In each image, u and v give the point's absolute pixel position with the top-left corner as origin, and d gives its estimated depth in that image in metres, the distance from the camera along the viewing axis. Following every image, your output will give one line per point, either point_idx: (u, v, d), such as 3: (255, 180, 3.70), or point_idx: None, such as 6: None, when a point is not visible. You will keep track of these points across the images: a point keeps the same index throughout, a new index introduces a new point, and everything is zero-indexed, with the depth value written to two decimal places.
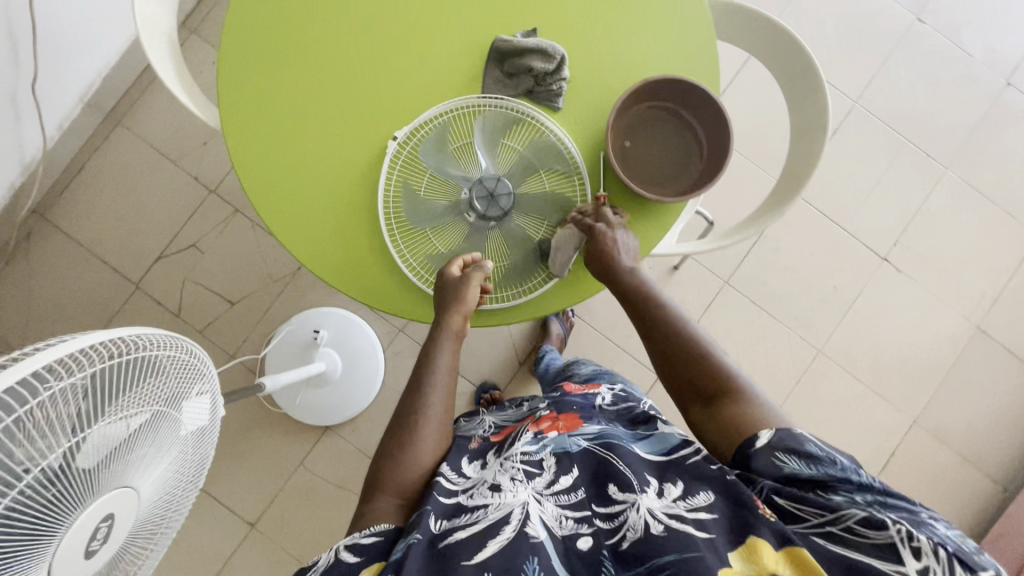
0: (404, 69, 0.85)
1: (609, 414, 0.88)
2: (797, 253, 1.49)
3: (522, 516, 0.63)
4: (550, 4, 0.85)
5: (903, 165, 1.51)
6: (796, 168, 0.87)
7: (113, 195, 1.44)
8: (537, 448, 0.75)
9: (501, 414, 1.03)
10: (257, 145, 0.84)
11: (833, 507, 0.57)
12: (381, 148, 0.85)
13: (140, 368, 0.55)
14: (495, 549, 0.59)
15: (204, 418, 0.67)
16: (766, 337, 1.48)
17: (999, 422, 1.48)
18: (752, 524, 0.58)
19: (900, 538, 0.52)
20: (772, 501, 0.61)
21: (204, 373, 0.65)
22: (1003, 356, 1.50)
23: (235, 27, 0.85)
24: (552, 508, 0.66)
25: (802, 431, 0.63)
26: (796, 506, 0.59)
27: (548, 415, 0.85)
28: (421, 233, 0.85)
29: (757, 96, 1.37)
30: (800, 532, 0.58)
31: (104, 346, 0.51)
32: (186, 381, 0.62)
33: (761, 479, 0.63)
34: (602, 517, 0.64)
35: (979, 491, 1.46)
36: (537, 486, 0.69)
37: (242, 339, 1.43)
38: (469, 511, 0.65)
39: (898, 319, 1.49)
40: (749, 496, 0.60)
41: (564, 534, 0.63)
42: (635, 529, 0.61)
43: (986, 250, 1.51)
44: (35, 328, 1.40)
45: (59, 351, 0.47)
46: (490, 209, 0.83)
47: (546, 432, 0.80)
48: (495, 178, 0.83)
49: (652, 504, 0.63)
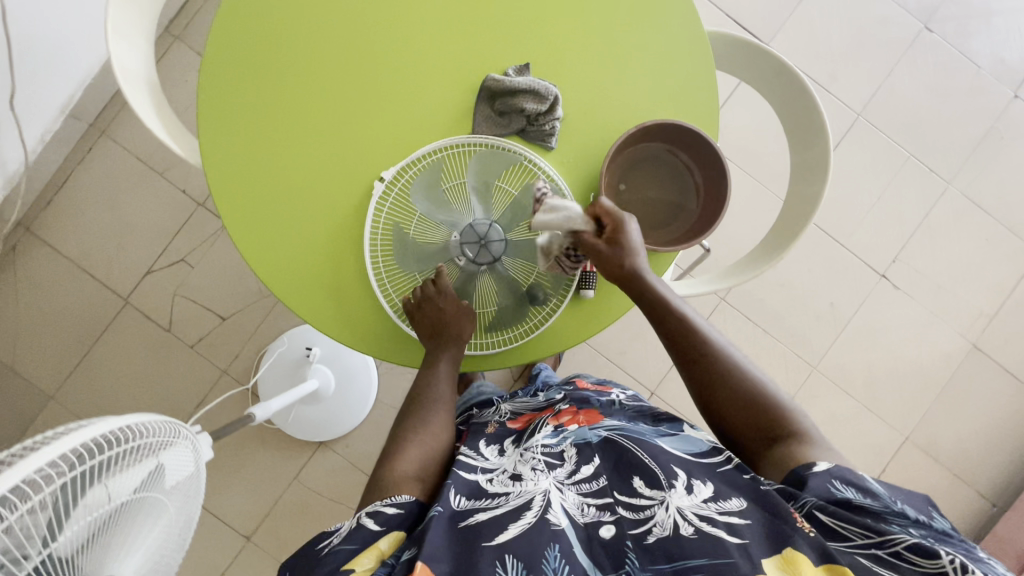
0: (391, 101, 0.80)
1: (628, 411, 0.90)
2: (795, 268, 1.45)
3: (543, 504, 0.65)
4: (544, 35, 0.81)
5: (906, 179, 1.46)
6: (796, 209, 0.84)
7: (100, 206, 1.41)
8: (557, 441, 0.79)
9: (519, 402, 1.04)
10: (240, 191, 0.79)
11: (881, 531, 0.54)
12: (368, 189, 0.80)
13: (134, 451, 0.54)
14: (517, 531, 0.61)
15: (189, 481, 0.65)
16: (763, 355, 1.44)
17: (993, 442, 1.46)
18: (789, 535, 0.56)
19: (954, 569, 0.49)
20: (812, 517, 0.58)
21: (187, 442, 0.64)
22: (1000, 376, 1.46)
23: (212, 53, 0.79)
24: (574, 496, 0.68)
25: (863, 474, 0.61)
26: (840, 525, 0.56)
27: (568, 410, 0.90)
28: (410, 276, 0.82)
29: (757, 113, 1.32)
30: (844, 552, 0.55)
31: (111, 434, 0.51)
32: (169, 451, 0.60)
33: (806, 496, 0.60)
34: (625, 506, 0.65)
35: (968, 508, 1.45)
36: (558, 476, 0.71)
37: (234, 354, 1.42)
38: (490, 497, 0.68)
39: (897, 337, 1.46)
40: (788, 509, 0.58)
41: (586, 521, 0.64)
42: (662, 526, 0.60)
43: (990, 268, 1.46)
44: (25, 344, 1.39)
45: (48, 454, 0.44)
46: (480, 254, 0.79)
47: (566, 425, 0.85)
48: (488, 222, 0.79)
49: (682, 503, 0.61)
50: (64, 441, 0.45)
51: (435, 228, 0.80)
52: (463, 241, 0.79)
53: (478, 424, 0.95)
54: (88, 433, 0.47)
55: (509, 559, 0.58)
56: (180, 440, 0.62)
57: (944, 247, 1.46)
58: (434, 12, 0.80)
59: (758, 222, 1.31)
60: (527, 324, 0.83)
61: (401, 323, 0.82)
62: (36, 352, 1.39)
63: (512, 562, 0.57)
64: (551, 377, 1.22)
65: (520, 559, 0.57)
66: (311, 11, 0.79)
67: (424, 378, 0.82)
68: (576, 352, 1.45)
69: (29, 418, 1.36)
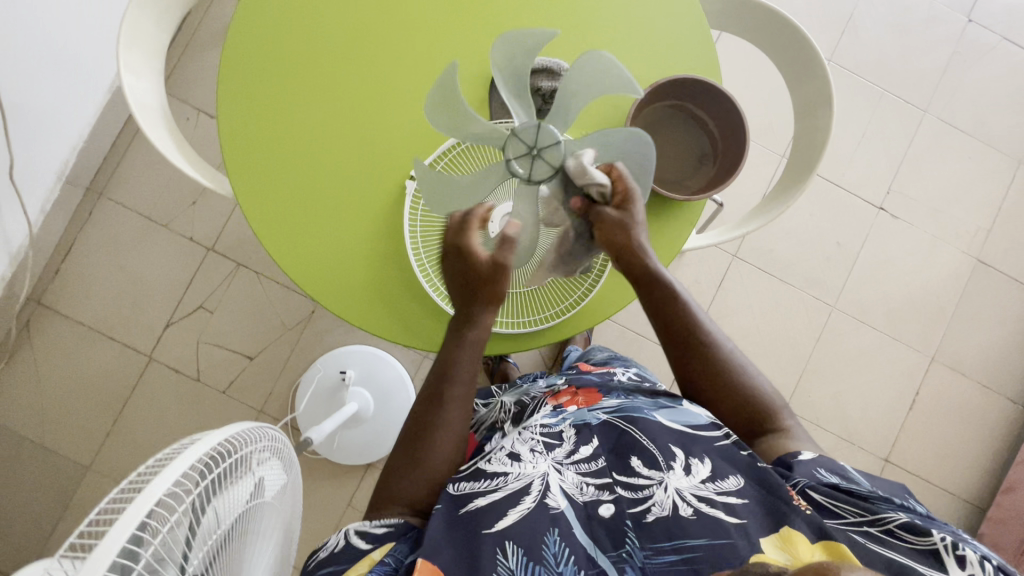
0: (406, 102, 0.82)
1: (630, 387, 0.88)
2: (798, 216, 1.49)
3: (543, 487, 0.68)
4: (543, 17, 0.83)
5: (886, 113, 1.52)
6: (804, 148, 0.88)
7: (108, 268, 1.40)
8: (556, 421, 0.78)
9: (519, 392, 1.01)
10: (268, 202, 0.80)
11: (873, 510, 0.61)
12: (399, 189, 0.82)
13: (228, 473, 0.53)
14: (518, 517, 0.64)
15: (280, 486, 0.65)
16: (782, 303, 1.48)
17: (1013, 348, 1.51)
18: (785, 515, 0.63)
19: (944, 546, 0.56)
20: (807, 496, 0.64)
21: (274, 450, 0.63)
22: (1006, 284, 1.52)
23: (223, 82, 0.80)
24: (573, 476, 0.71)
25: (845, 464, 0.68)
26: (832, 503, 0.63)
27: (567, 389, 0.89)
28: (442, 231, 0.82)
29: (737, 71, 1.37)
30: (839, 529, 0.61)
31: (200, 462, 0.49)
32: (266, 461, 0.61)
33: (799, 477, 0.67)
34: (623, 485, 0.70)
35: (1003, 416, 1.49)
36: (557, 456, 0.72)
37: (265, 391, 1.41)
38: (489, 478, 0.69)
39: (905, 264, 1.51)
40: (783, 489, 0.64)
41: (585, 500, 0.69)
42: (662, 506, 0.66)
43: (978, 184, 1.53)
44: (52, 418, 1.36)
45: (167, 478, 0.45)
46: (535, 167, 0.68)
47: (565, 406, 0.84)
48: (534, 127, 0.68)
49: (680, 484, 0.67)
50: (171, 469, 0.46)
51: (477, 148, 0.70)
52: (517, 159, 0.69)
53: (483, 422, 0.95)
54: (197, 452, 0.48)
55: (509, 545, 0.62)
56: (268, 451, 0.61)
57: (933, 172, 1.52)
58: (432, 11, 0.83)
59: (757, 176, 1.36)
60: (576, 292, 0.85)
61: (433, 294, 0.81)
62: (65, 424, 1.36)
63: (513, 548, 0.62)
64: (581, 353, 1.20)
65: (520, 545, 0.62)
66: (313, 27, 0.82)
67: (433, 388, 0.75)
68: (603, 330, 1.47)
69: (68, 490, 1.33)
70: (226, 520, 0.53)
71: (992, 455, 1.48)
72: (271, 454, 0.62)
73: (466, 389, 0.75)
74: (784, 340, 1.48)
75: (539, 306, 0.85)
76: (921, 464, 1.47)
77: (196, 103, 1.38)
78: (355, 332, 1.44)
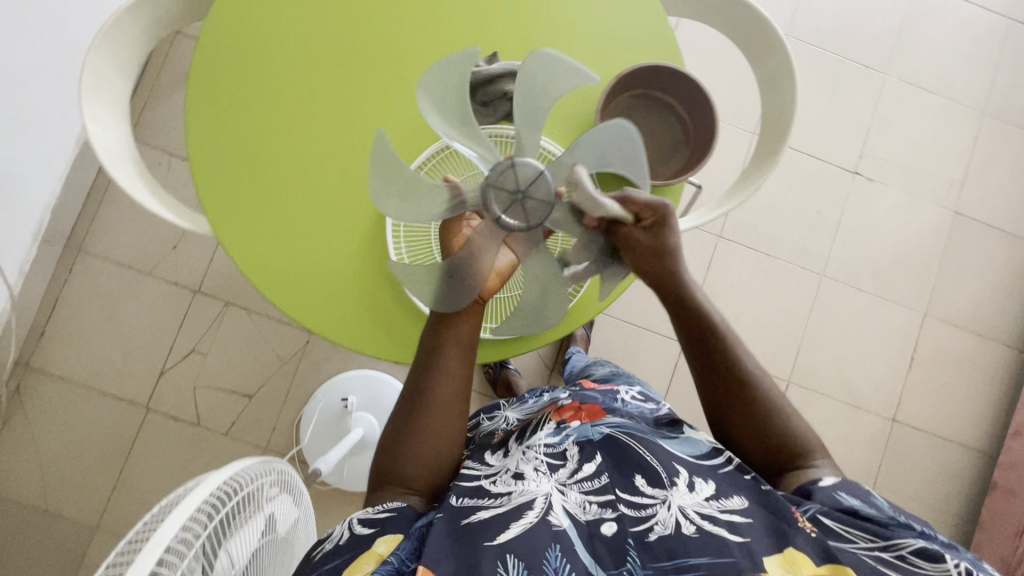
0: (378, 120, 0.82)
1: (631, 412, 0.88)
2: (776, 190, 1.51)
3: (546, 505, 0.67)
4: (502, 22, 0.84)
5: (849, 79, 1.55)
6: (773, 123, 0.89)
7: (96, 323, 1.38)
8: (559, 440, 0.78)
9: (523, 407, 1.01)
10: (247, 231, 0.80)
11: (886, 535, 0.59)
12: (379, 208, 0.81)
13: (234, 513, 0.52)
14: (519, 530, 0.63)
15: (287, 522, 0.64)
16: (771, 278, 1.49)
17: (1001, 294, 1.53)
18: (791, 535, 0.60)
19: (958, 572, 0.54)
20: (816, 520, 0.63)
21: (280, 486, 0.62)
22: (987, 233, 1.54)
23: (191, 116, 0.80)
24: (576, 496, 0.70)
25: (871, 489, 0.65)
26: (845, 529, 0.61)
27: (571, 405, 0.88)
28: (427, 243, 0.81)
29: (701, 55, 1.39)
30: (851, 552, 0.59)
31: (206, 503, 0.48)
32: (273, 498, 0.60)
33: (811, 504, 0.65)
34: (626, 503, 0.67)
35: (1001, 362, 1.51)
36: (560, 477, 0.72)
37: (269, 428, 1.39)
38: (494, 495, 0.69)
39: (887, 224, 1.53)
40: (788, 510, 0.63)
41: (588, 518, 0.67)
42: (664, 524, 0.63)
43: (946, 138, 1.56)
44: (53, 481, 1.34)
45: (179, 517, 0.45)
46: (525, 206, 0.68)
47: (568, 422, 0.83)
48: (503, 170, 0.68)
49: (684, 502, 0.65)
50: (177, 513, 0.45)
51: (432, 188, 0.68)
52: (506, 211, 0.68)
53: (485, 435, 0.94)
54: (202, 492, 0.47)
55: (510, 558, 0.60)
56: (274, 486, 0.60)
57: (902, 131, 1.55)
58: (391, 27, 0.83)
59: (731, 155, 1.38)
60: None
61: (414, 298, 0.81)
62: (67, 486, 1.33)
63: (514, 561, 0.60)
64: (584, 361, 1.21)
65: (520, 556, 0.60)
66: (275, 52, 0.82)
67: (429, 358, 0.72)
68: (599, 326, 1.47)
69: (79, 554, 1.30)
70: (241, 551, 0.53)
71: (996, 401, 1.50)
72: (277, 489, 0.61)
73: (466, 360, 0.73)
74: (778, 313, 1.49)
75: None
76: (928, 419, 1.49)
77: (167, 147, 1.37)
78: (353, 357, 1.43)
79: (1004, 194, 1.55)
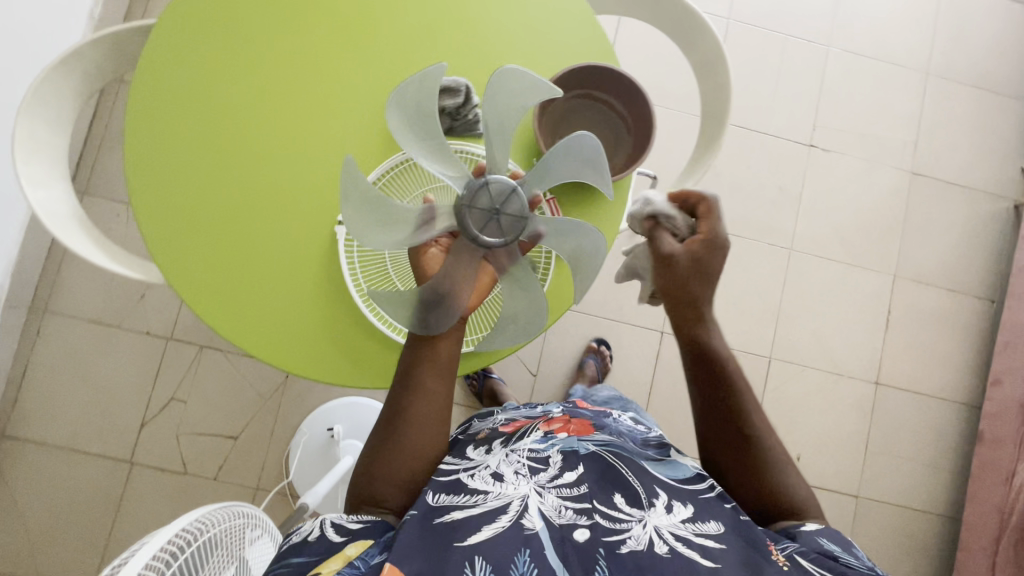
0: (319, 148, 0.82)
1: (623, 429, 0.89)
2: (736, 170, 1.53)
3: (521, 508, 0.65)
4: (432, 39, 0.84)
5: (793, 55, 1.57)
6: (712, 111, 0.90)
7: (69, 382, 1.36)
8: (545, 445, 0.78)
9: (515, 413, 1.02)
10: (199, 274, 0.80)
11: None
12: (331, 236, 0.81)
13: (191, 558, 0.50)
14: (490, 534, 0.62)
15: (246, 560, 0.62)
16: (741, 258, 1.51)
17: (968, 246, 1.55)
18: (763, 565, 0.62)
19: None
20: (793, 558, 0.64)
21: (241, 522, 0.60)
22: (946, 188, 1.57)
23: (131, 166, 0.80)
24: (553, 499, 0.68)
25: (851, 541, 0.67)
26: (819, 569, 0.62)
27: (561, 418, 0.89)
28: (381, 263, 0.81)
29: (645, 49, 1.41)
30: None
31: (162, 553, 0.46)
32: (232, 537, 0.58)
33: (791, 543, 0.67)
34: (602, 514, 0.67)
35: (975, 313, 1.54)
36: (539, 480, 0.71)
37: (258, 467, 1.37)
38: (469, 493, 0.67)
39: (847, 192, 1.55)
40: (763, 543, 0.65)
41: (562, 523, 0.65)
42: (638, 540, 0.64)
43: (895, 102, 1.59)
44: (44, 549, 1.31)
45: (148, 551, 0.45)
46: (503, 219, 0.70)
47: (556, 432, 0.84)
48: (479, 187, 0.70)
49: (660, 522, 0.66)
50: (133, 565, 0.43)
51: (401, 215, 0.69)
52: (483, 229, 0.70)
53: (470, 433, 0.94)
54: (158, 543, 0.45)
55: (478, 560, 0.58)
56: (234, 525, 0.58)
57: (851, 100, 1.58)
58: (323, 57, 0.82)
59: (685, 143, 1.39)
60: None
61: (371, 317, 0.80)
62: (58, 552, 1.31)
63: (482, 564, 0.58)
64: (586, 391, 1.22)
65: (489, 561, 0.59)
66: (211, 94, 0.81)
67: (407, 374, 0.70)
68: (578, 324, 1.47)
69: None
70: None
71: (974, 352, 1.52)
72: (237, 527, 0.59)
73: (447, 378, 0.71)
74: (751, 292, 1.50)
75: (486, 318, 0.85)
76: (910, 379, 1.51)
77: (123, 199, 1.36)
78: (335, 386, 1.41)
79: (957, 150, 1.58)
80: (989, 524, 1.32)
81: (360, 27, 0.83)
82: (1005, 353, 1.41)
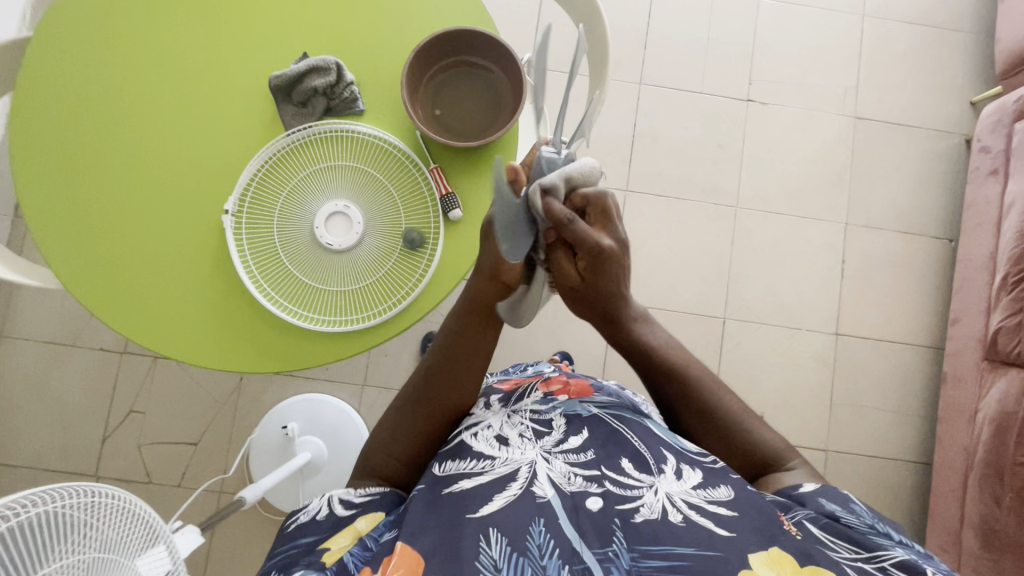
0: (195, 141, 0.82)
1: (617, 391, 0.89)
2: (672, 131, 1.51)
3: (530, 475, 0.66)
4: (305, 19, 0.83)
5: (720, 11, 1.54)
6: (600, 64, 0.88)
7: (31, 402, 1.39)
8: (547, 407, 0.77)
9: (506, 375, 1.00)
10: (98, 281, 0.81)
11: (869, 547, 0.58)
12: (219, 226, 0.81)
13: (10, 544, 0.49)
14: (501, 503, 0.63)
15: (135, 547, 0.59)
16: (686, 220, 1.49)
17: (920, 187, 1.52)
18: (776, 538, 0.59)
19: None
20: (803, 525, 0.61)
21: (112, 503, 0.58)
22: (891, 130, 1.53)
23: (19, 183, 0.81)
24: (561, 465, 0.68)
25: (850, 495, 0.65)
26: (829, 538, 0.59)
27: (559, 377, 0.87)
28: (272, 248, 0.82)
29: (563, 23, 1.41)
30: (833, 558, 0.56)
31: None
32: (95, 517, 0.56)
33: (801, 510, 0.64)
34: (612, 480, 0.66)
35: (932, 254, 1.50)
36: (545, 444, 0.70)
37: (221, 471, 1.39)
38: (477, 460, 0.69)
39: (789, 142, 1.52)
40: (773, 513, 0.62)
41: (573, 489, 0.65)
42: (651, 508, 0.62)
43: (830, 48, 1.55)
44: None
45: None
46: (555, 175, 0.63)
47: (556, 394, 0.82)
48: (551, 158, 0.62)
49: (672, 489, 0.64)
50: None
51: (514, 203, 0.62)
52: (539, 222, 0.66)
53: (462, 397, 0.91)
54: None
55: (493, 533, 0.59)
56: (97, 506, 0.57)
57: (785, 50, 1.55)
58: (201, 53, 0.82)
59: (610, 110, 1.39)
60: (414, 275, 0.82)
61: (264, 302, 0.80)
62: None
63: (496, 536, 0.59)
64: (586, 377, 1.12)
65: (504, 532, 0.59)
66: (94, 101, 0.82)
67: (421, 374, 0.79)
68: None
69: None
70: (41, 570, 0.51)
71: (934, 294, 1.49)
72: (106, 508, 0.58)
73: (474, 375, 0.78)
74: (699, 253, 1.49)
75: (377, 296, 0.82)
76: (870, 327, 1.48)
77: None
78: (291, 385, 1.42)
79: (898, 90, 1.54)
80: (958, 464, 1.29)
81: (236, 18, 0.83)
82: (960, 292, 1.38)
